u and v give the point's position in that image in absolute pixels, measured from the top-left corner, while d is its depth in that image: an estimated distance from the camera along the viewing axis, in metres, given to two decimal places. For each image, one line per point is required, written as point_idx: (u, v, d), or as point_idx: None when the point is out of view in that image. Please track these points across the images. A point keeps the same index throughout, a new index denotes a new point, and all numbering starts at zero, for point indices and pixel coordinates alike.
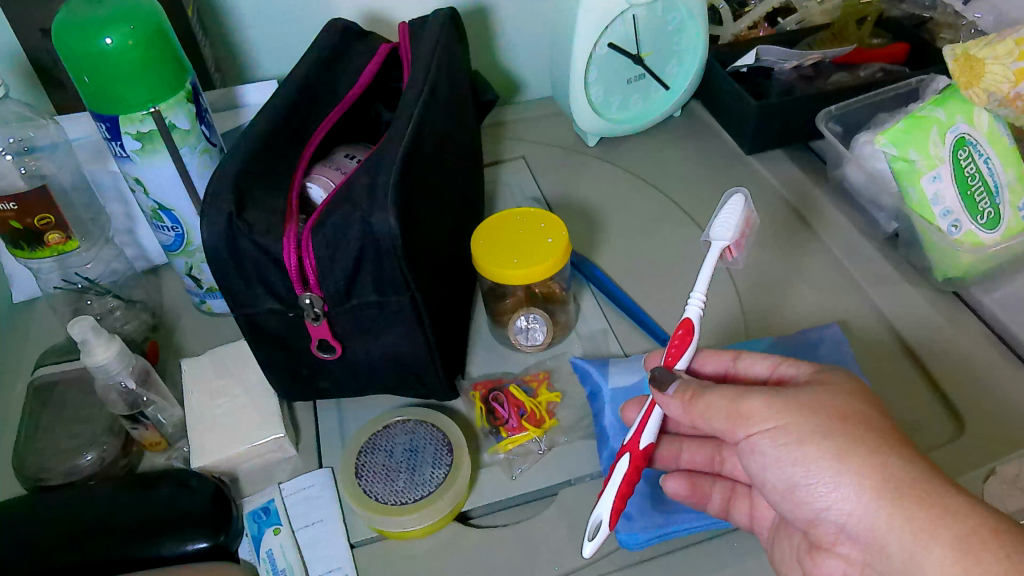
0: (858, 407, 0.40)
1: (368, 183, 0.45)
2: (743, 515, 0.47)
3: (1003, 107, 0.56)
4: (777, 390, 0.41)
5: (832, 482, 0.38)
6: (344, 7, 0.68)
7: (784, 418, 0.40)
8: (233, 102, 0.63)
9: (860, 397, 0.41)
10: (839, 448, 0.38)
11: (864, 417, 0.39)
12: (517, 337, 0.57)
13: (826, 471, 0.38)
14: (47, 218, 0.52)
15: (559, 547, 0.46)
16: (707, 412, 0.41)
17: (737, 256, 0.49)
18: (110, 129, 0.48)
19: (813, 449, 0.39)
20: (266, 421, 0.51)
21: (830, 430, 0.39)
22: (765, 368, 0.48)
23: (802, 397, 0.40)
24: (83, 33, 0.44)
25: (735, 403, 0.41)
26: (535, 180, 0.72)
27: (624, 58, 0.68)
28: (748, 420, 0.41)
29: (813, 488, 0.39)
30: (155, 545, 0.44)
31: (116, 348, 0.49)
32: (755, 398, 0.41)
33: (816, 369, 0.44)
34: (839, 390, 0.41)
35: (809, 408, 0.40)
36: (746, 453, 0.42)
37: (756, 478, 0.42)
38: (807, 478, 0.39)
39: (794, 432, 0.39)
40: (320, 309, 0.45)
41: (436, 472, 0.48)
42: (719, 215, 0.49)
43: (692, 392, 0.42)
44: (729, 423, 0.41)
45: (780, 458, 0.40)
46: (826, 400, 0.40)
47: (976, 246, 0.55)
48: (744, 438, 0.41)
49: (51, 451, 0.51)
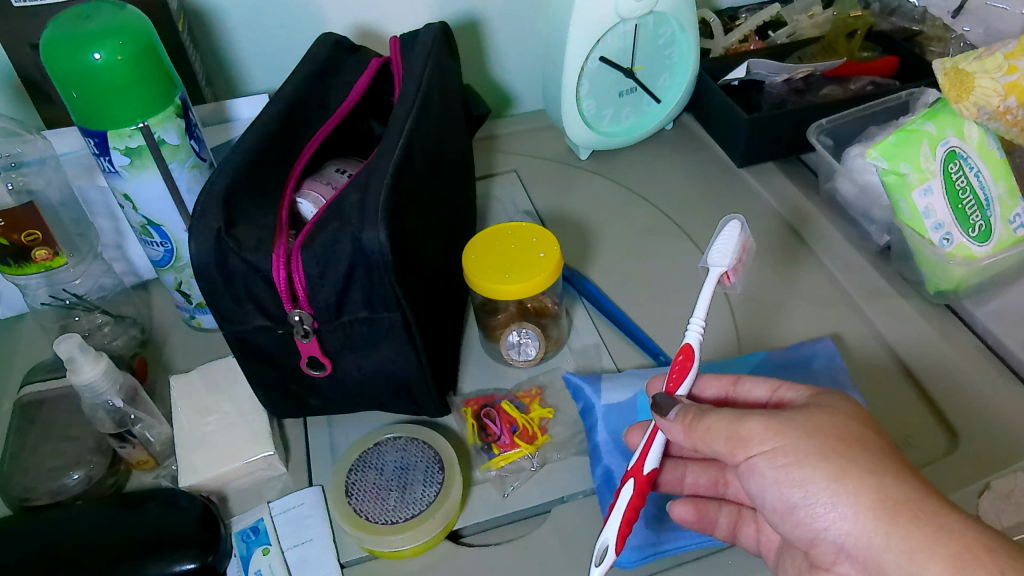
0: (855, 429, 0.40)
1: (359, 199, 0.45)
2: (750, 539, 0.47)
3: (993, 121, 0.57)
4: (775, 413, 0.41)
5: (830, 502, 0.38)
6: (336, 22, 0.68)
7: (782, 440, 0.40)
8: (224, 116, 0.63)
9: (858, 420, 0.40)
10: (836, 468, 0.38)
11: (860, 438, 0.39)
12: (510, 352, 0.57)
13: (824, 491, 0.38)
14: (34, 234, 0.51)
15: (553, 566, 0.46)
16: (707, 435, 0.41)
17: (734, 281, 0.49)
18: (99, 144, 0.48)
19: (810, 469, 0.38)
20: (256, 438, 0.51)
21: (827, 450, 0.39)
22: (764, 392, 0.47)
23: (800, 419, 0.40)
24: (72, 48, 0.43)
25: (734, 425, 0.41)
26: (527, 194, 0.72)
27: (615, 71, 0.68)
28: (747, 442, 0.40)
29: (811, 509, 0.39)
30: (142, 566, 0.43)
31: (103, 366, 0.48)
32: (753, 421, 0.41)
33: (815, 391, 0.44)
34: (836, 413, 0.41)
35: (805, 429, 0.40)
36: (746, 475, 0.42)
37: (756, 500, 0.42)
38: (806, 499, 0.39)
39: (792, 453, 0.39)
40: (309, 326, 0.45)
41: (427, 490, 0.48)
42: (716, 242, 0.49)
43: (692, 415, 0.42)
44: (728, 446, 0.41)
45: (778, 480, 0.40)
46: (824, 422, 0.40)
47: (969, 259, 0.55)
48: (743, 460, 0.41)
49: (37, 471, 0.50)
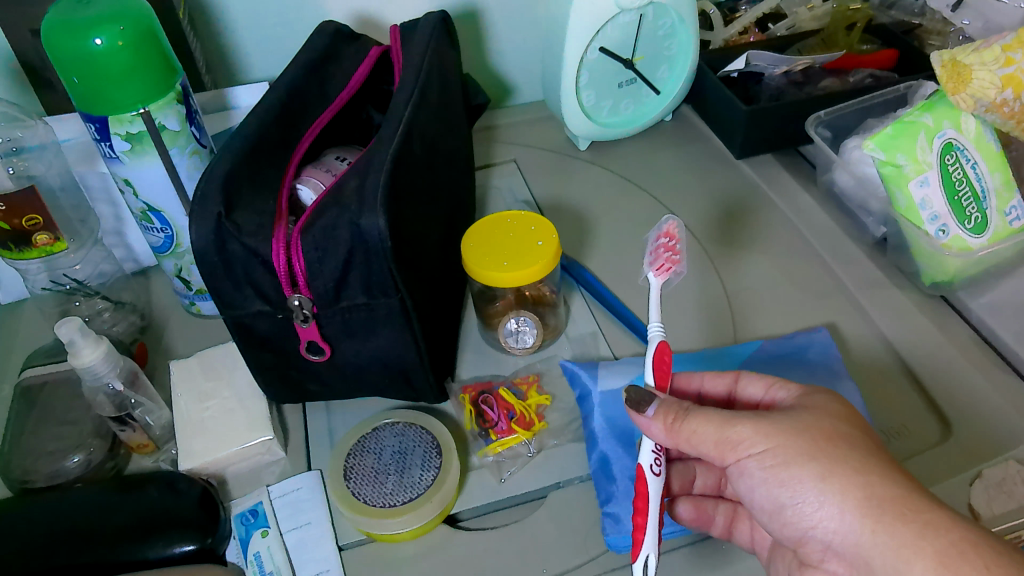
0: (843, 430, 0.40)
1: (358, 184, 0.45)
2: (744, 536, 0.48)
3: (990, 113, 0.57)
4: (763, 415, 0.41)
5: (817, 501, 0.39)
6: (337, 10, 0.69)
7: (771, 442, 0.40)
8: (224, 104, 0.63)
9: (847, 421, 0.41)
10: (824, 469, 0.39)
11: (848, 437, 0.40)
12: (507, 340, 0.57)
13: (811, 491, 0.39)
14: (35, 218, 0.52)
15: (549, 551, 0.46)
16: (693, 438, 0.42)
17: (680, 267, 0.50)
18: (100, 130, 0.48)
19: (798, 470, 0.39)
20: (254, 423, 0.51)
21: (814, 450, 0.39)
22: (759, 390, 0.47)
23: (788, 420, 0.41)
24: (73, 33, 0.44)
25: (723, 430, 0.41)
26: (526, 183, 0.72)
27: (615, 62, 0.68)
28: (736, 445, 0.41)
29: (799, 508, 0.39)
30: (141, 547, 0.44)
31: (103, 350, 0.48)
32: (742, 425, 0.41)
33: (803, 391, 0.44)
34: (825, 414, 0.41)
35: (794, 431, 0.40)
36: (736, 476, 0.42)
37: (745, 499, 0.43)
38: (794, 499, 0.40)
39: (780, 454, 0.40)
40: (309, 310, 0.45)
41: (425, 474, 0.48)
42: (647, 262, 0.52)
43: (674, 415, 0.42)
44: (716, 449, 0.42)
45: (767, 481, 0.40)
46: (812, 423, 0.40)
47: (965, 251, 0.56)
48: (734, 462, 0.42)
49: (37, 454, 0.51)
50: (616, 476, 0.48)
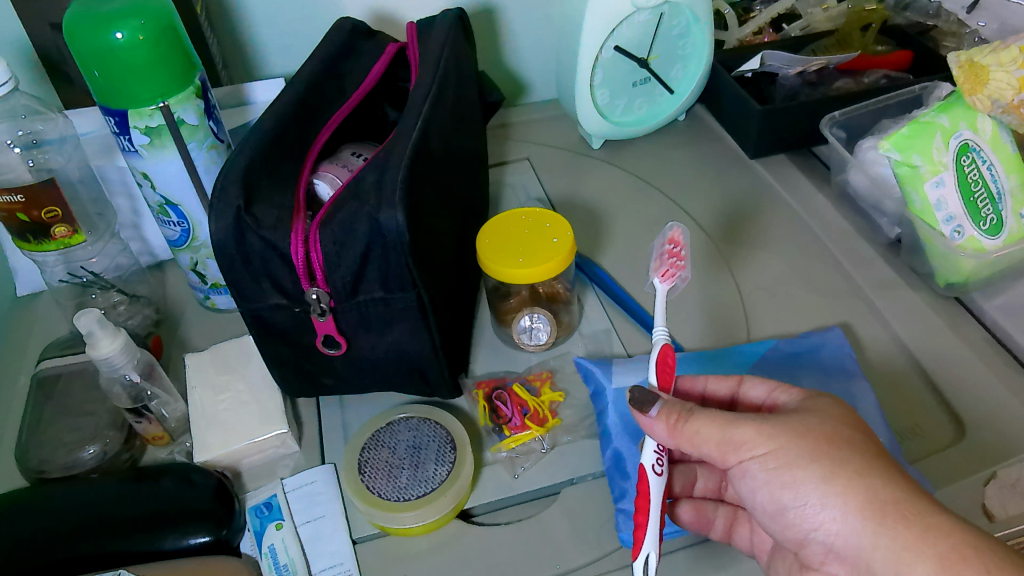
0: (846, 432, 0.40)
1: (376, 179, 0.46)
2: (744, 539, 0.48)
3: (1007, 114, 0.56)
4: (766, 417, 0.41)
5: (819, 503, 0.39)
6: (353, 7, 0.69)
7: (774, 443, 0.40)
8: (241, 100, 0.64)
9: (850, 424, 0.40)
10: (826, 471, 0.38)
11: (852, 440, 0.39)
12: (521, 336, 0.58)
13: (813, 493, 0.39)
14: (53, 210, 0.52)
15: (561, 548, 0.46)
16: (696, 439, 0.41)
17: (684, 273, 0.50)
18: (119, 123, 0.48)
19: (800, 472, 0.39)
20: (268, 417, 0.51)
21: (817, 453, 0.39)
22: (761, 393, 0.47)
23: (791, 423, 0.41)
24: (95, 26, 0.44)
25: (725, 431, 0.41)
26: (539, 181, 0.72)
27: (630, 61, 0.68)
28: (738, 447, 0.41)
29: (801, 510, 0.39)
30: (156, 539, 0.44)
31: (121, 342, 0.48)
32: (745, 426, 0.41)
33: (807, 395, 0.44)
34: (827, 416, 0.41)
35: (797, 433, 0.40)
36: (738, 477, 0.42)
37: (747, 500, 0.43)
38: (796, 501, 0.40)
39: (782, 456, 0.40)
40: (326, 304, 0.45)
41: (439, 469, 0.48)
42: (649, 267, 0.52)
43: (678, 416, 0.42)
44: (718, 449, 0.41)
45: (770, 482, 0.40)
46: (814, 425, 0.40)
47: (978, 252, 0.55)
48: (735, 464, 0.42)
49: (53, 444, 0.51)
50: (629, 472, 0.48)
